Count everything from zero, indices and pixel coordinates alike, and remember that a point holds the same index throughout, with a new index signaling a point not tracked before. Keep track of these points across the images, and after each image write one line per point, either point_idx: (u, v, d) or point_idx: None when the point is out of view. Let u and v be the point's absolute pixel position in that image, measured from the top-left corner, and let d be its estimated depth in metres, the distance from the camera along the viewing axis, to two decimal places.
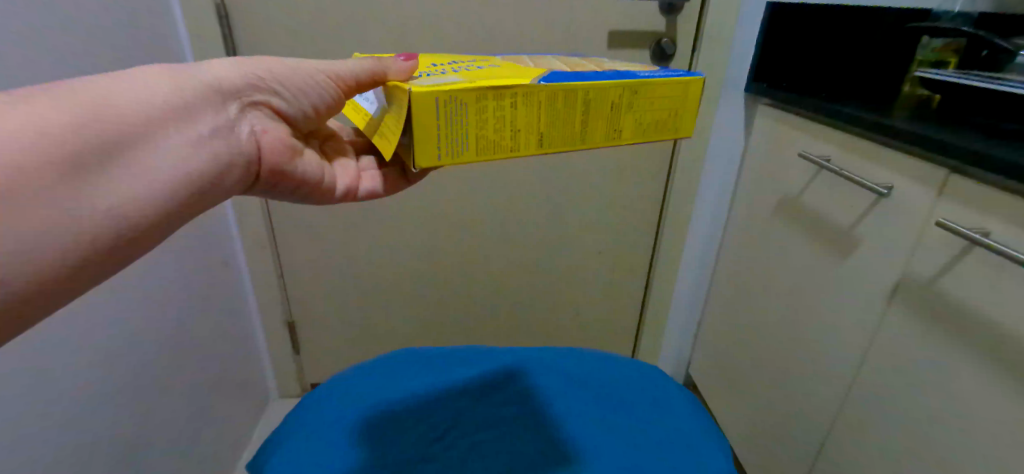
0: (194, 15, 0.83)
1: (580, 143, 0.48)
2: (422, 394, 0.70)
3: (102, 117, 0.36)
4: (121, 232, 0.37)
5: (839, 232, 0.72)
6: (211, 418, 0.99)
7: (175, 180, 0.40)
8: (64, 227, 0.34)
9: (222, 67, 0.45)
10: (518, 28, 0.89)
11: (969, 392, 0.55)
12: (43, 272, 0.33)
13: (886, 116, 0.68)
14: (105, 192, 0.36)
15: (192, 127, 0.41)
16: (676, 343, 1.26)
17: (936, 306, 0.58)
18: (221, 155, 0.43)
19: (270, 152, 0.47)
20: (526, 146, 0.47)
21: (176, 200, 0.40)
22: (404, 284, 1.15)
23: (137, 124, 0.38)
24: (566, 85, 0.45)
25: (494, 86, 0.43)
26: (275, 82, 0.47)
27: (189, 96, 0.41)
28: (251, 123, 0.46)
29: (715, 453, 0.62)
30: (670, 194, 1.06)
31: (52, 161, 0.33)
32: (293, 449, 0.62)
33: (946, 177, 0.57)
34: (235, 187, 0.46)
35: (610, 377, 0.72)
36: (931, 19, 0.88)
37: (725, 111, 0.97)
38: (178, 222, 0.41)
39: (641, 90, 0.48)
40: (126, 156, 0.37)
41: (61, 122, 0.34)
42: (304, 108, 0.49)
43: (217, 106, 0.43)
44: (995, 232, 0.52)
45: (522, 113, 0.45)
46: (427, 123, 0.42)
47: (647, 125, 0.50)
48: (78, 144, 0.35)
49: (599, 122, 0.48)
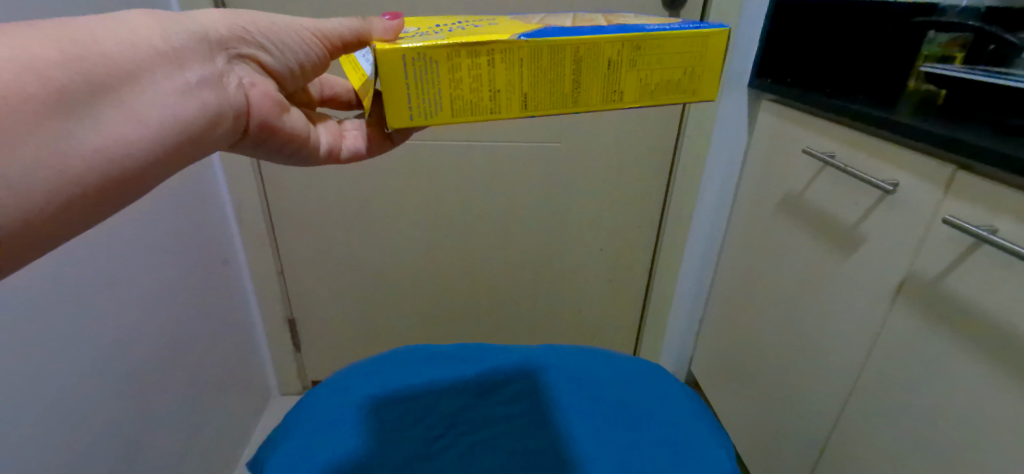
0: None
1: (574, 105, 0.48)
2: (421, 392, 0.70)
3: (87, 55, 0.35)
4: (106, 176, 0.36)
5: (844, 229, 0.72)
6: (211, 415, 0.99)
7: (163, 128, 0.38)
8: (46, 167, 0.33)
9: (211, 15, 0.43)
10: None
11: (975, 391, 0.55)
12: (22, 218, 0.32)
13: (891, 110, 0.67)
14: (91, 133, 0.35)
15: (182, 73, 0.39)
16: (679, 341, 1.25)
17: (942, 304, 0.58)
18: (211, 105, 0.42)
19: (257, 107, 0.47)
20: (508, 107, 0.47)
21: (165, 147, 0.39)
22: (405, 281, 1.15)
23: (124, 65, 0.36)
24: (551, 41, 0.45)
25: (467, 43, 0.44)
26: (262, 36, 0.46)
27: (178, 42, 0.40)
28: (239, 75, 0.45)
29: (717, 452, 0.61)
30: (671, 191, 1.05)
31: (33, 98, 0.32)
32: (293, 450, 0.62)
33: (953, 174, 0.56)
34: (222, 139, 0.45)
35: (610, 374, 0.72)
36: (937, 14, 0.87)
37: (728, 107, 0.96)
38: (166, 171, 0.40)
39: (644, 46, 0.46)
40: (113, 98, 0.36)
41: (43, 57, 0.33)
42: (290, 64, 0.48)
43: (207, 54, 0.42)
44: (1003, 230, 0.51)
45: (501, 71, 0.45)
46: (394, 81, 0.44)
47: (654, 85, 0.48)
48: (63, 83, 0.33)
49: (595, 81, 0.47)
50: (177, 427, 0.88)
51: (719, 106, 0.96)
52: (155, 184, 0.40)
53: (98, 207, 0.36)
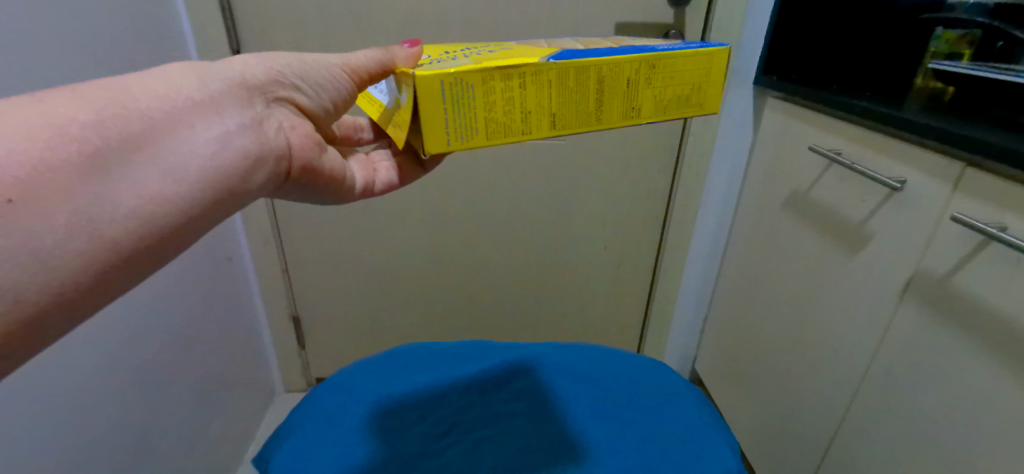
0: (203, 13, 0.86)
1: (597, 123, 0.48)
2: (426, 389, 0.70)
3: (124, 114, 0.35)
4: (143, 236, 0.35)
5: (851, 227, 0.71)
6: (217, 412, 0.99)
7: (204, 178, 0.38)
8: (80, 234, 0.32)
9: (245, 61, 0.43)
10: (523, 24, 0.90)
11: (983, 390, 0.54)
12: (48, 293, 0.32)
13: (899, 107, 0.67)
14: (128, 190, 0.34)
15: (219, 120, 0.39)
16: (683, 339, 1.25)
17: (950, 301, 0.57)
18: (252, 151, 0.41)
19: (299, 149, 0.46)
20: (538, 128, 0.47)
21: (203, 197, 0.38)
22: (410, 278, 1.15)
23: (160, 118, 0.36)
24: (577, 62, 0.45)
25: (501, 67, 0.43)
26: (296, 76, 0.46)
27: (212, 90, 0.40)
28: (280, 120, 0.44)
29: (725, 454, 0.60)
30: (676, 189, 1.05)
31: (67, 159, 0.32)
32: (298, 446, 0.62)
33: (962, 172, 0.56)
34: (267, 185, 0.44)
35: (617, 374, 0.72)
36: (945, 10, 0.86)
37: (733, 104, 0.96)
38: (206, 223, 0.39)
39: (659, 64, 0.47)
40: (149, 151, 0.35)
41: (77, 119, 0.33)
42: (324, 102, 0.49)
43: (244, 99, 0.41)
44: (1012, 227, 0.51)
45: (532, 93, 0.45)
46: (433, 108, 0.43)
47: (666, 102, 0.49)
48: (97, 142, 0.33)
49: (615, 100, 0.48)
50: (183, 425, 0.88)
51: (725, 103, 0.96)
52: (195, 237, 0.39)
53: (132, 271, 0.36)
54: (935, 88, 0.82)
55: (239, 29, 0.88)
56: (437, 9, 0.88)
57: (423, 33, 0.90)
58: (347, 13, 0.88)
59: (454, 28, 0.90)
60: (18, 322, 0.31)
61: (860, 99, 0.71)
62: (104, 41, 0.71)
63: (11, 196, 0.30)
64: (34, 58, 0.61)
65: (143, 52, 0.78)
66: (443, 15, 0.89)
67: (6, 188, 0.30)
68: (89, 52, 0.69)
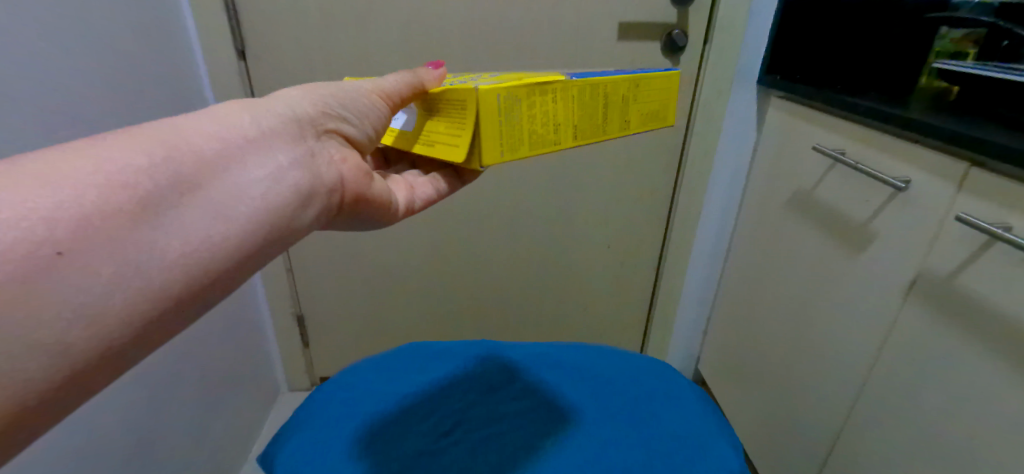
0: (208, 13, 0.86)
1: (603, 134, 0.51)
2: (430, 387, 0.71)
3: (178, 156, 0.36)
4: (193, 280, 0.35)
5: (855, 228, 0.71)
6: (222, 411, 1.00)
7: (256, 217, 0.38)
8: (128, 284, 0.32)
9: (291, 96, 0.44)
10: (526, 23, 0.90)
11: (986, 390, 0.54)
12: (97, 345, 0.32)
13: (902, 107, 0.67)
14: (182, 231, 0.35)
15: (271, 158, 0.40)
16: (686, 338, 1.25)
17: (954, 302, 0.57)
18: (303, 186, 0.41)
19: (347, 180, 0.46)
20: (566, 139, 0.49)
21: (255, 235, 0.38)
22: (413, 278, 1.15)
23: (212, 159, 0.37)
24: (593, 79, 0.49)
25: (539, 83, 0.46)
26: (340, 107, 0.46)
27: (263, 128, 0.40)
28: (329, 153, 0.45)
29: (727, 453, 0.61)
30: (679, 189, 1.05)
31: (120, 205, 0.33)
32: (303, 443, 0.62)
33: (966, 171, 0.56)
34: (317, 219, 0.44)
35: (621, 372, 0.72)
36: (950, 9, 0.86)
37: (736, 104, 0.96)
38: (257, 261, 0.39)
39: (645, 82, 0.52)
40: (202, 192, 0.36)
41: (133, 164, 0.34)
42: (369, 131, 0.49)
43: (296, 134, 0.42)
44: (1016, 227, 0.51)
45: (561, 107, 0.48)
46: (491, 120, 0.45)
47: (651, 115, 0.54)
48: (151, 187, 0.34)
49: (615, 114, 0.51)
50: (188, 424, 0.89)
51: (729, 103, 0.96)
52: (246, 275, 0.39)
53: (178, 318, 0.35)
54: (938, 88, 0.82)
55: (243, 29, 0.88)
56: (440, 9, 0.88)
57: (427, 32, 0.90)
58: (350, 12, 0.88)
59: (457, 27, 0.90)
60: (67, 376, 0.31)
61: (865, 98, 0.71)
62: (113, 41, 0.71)
63: (62, 248, 0.30)
64: (42, 57, 0.60)
65: (148, 52, 0.78)
66: (446, 14, 0.89)
67: (59, 240, 0.30)
68: (98, 52, 0.68)
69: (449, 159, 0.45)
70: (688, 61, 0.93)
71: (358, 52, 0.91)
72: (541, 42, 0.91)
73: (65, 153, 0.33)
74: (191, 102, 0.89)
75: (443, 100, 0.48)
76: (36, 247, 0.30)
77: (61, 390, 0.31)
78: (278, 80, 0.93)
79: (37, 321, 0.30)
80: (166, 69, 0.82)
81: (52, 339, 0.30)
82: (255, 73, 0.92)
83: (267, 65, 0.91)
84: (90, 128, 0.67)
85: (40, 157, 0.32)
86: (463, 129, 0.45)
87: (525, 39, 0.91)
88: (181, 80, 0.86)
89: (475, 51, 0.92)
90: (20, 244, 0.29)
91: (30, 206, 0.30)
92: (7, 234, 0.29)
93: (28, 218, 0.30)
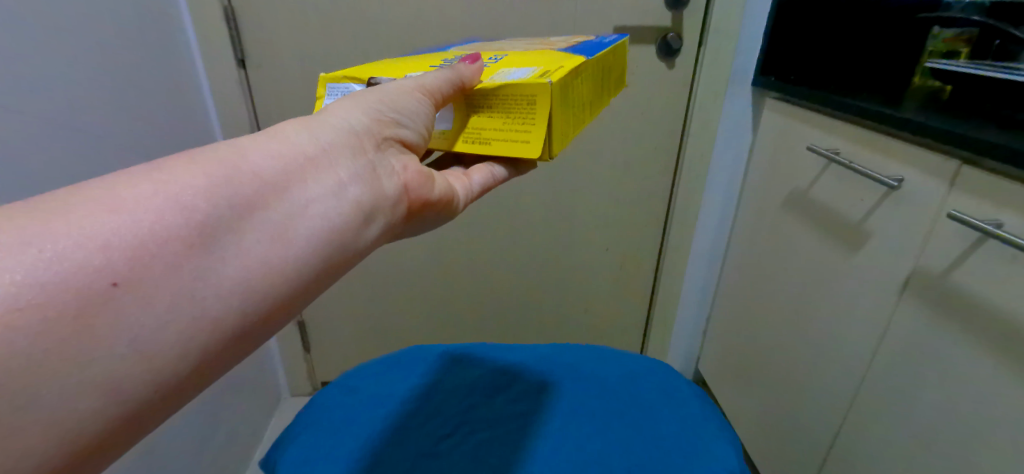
0: (207, 22, 0.88)
1: (599, 107, 0.56)
2: (439, 390, 0.71)
3: (234, 177, 0.36)
4: (248, 307, 0.35)
5: (850, 226, 0.72)
6: (224, 416, 1.00)
7: (315, 237, 0.38)
8: (181, 316, 0.32)
9: (346, 107, 0.43)
10: (522, 28, 0.91)
11: (980, 385, 0.55)
12: (146, 388, 0.31)
13: (896, 107, 0.68)
14: (241, 254, 0.35)
15: (331, 174, 0.39)
16: (686, 339, 1.25)
17: (948, 299, 0.58)
18: (365, 201, 0.40)
19: (409, 190, 0.45)
20: (586, 116, 0.53)
21: (316, 256, 0.38)
22: (412, 281, 1.15)
23: (269, 180, 0.37)
24: (598, 56, 0.53)
25: (578, 66, 0.48)
26: (395, 112, 0.44)
27: (319, 145, 0.40)
28: (390, 164, 0.44)
29: (727, 451, 0.61)
30: (676, 190, 1.05)
31: (178, 230, 0.33)
32: (309, 447, 0.63)
33: (958, 169, 0.57)
34: (382, 233, 0.43)
35: (627, 373, 0.72)
36: (942, 9, 0.87)
37: (731, 105, 0.97)
38: (318, 283, 0.39)
39: (615, 52, 0.59)
40: (260, 214, 0.36)
41: (191, 189, 0.34)
42: (424, 132, 0.47)
43: (355, 148, 0.41)
44: (1008, 223, 0.51)
45: (586, 87, 0.51)
46: (556, 112, 0.45)
47: (614, 81, 0.61)
48: (207, 210, 0.34)
49: (604, 87, 0.57)
50: (191, 429, 0.89)
51: (724, 104, 0.96)
52: (310, 298, 0.39)
53: (232, 350, 0.35)
54: (932, 87, 0.82)
55: (243, 38, 0.90)
56: (436, 14, 0.89)
57: (424, 38, 0.91)
58: (347, 20, 0.89)
59: (453, 33, 0.91)
60: (116, 419, 0.31)
61: (859, 99, 0.72)
62: (116, 48, 0.73)
63: (117, 279, 0.30)
64: (46, 64, 0.62)
65: (149, 61, 0.80)
66: (443, 18, 0.90)
67: (112, 271, 0.30)
68: (98, 58, 0.70)
69: (526, 156, 0.44)
70: (683, 63, 0.93)
71: (355, 59, 0.92)
72: None
73: (124, 178, 0.33)
74: (194, 110, 0.90)
75: (493, 95, 0.47)
76: (91, 279, 0.30)
77: (113, 432, 0.31)
78: (277, 87, 0.94)
79: (88, 359, 0.29)
80: (169, 77, 0.84)
81: (103, 380, 0.30)
82: (255, 82, 0.94)
83: (267, 73, 0.93)
84: (91, 138, 0.68)
85: (100, 184, 0.33)
86: (533, 124, 0.45)
87: None
88: (183, 87, 0.88)
89: None
90: (73, 276, 0.29)
91: (84, 234, 0.30)
92: (59, 264, 0.29)
93: (82, 247, 0.30)
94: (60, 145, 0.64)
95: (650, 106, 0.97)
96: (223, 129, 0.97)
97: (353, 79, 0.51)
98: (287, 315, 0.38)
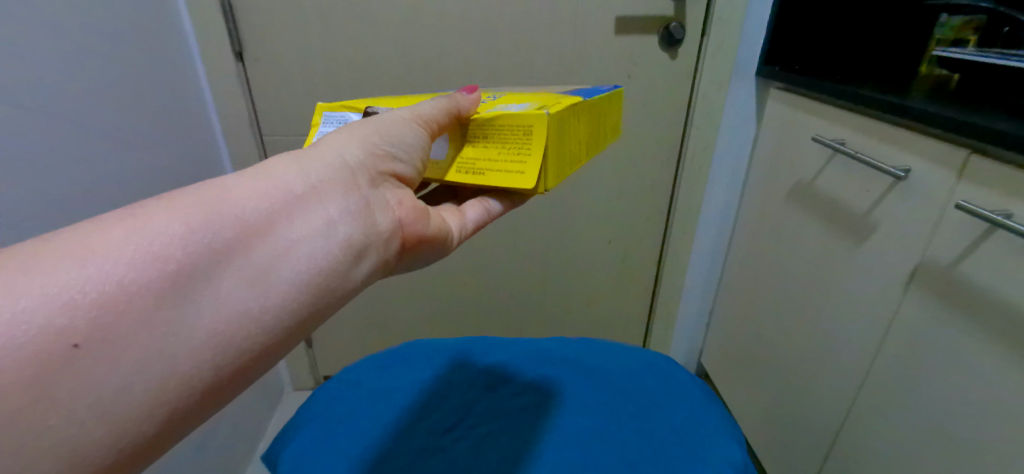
0: (202, 16, 0.86)
1: (600, 149, 0.57)
2: (436, 387, 0.70)
3: (217, 220, 0.35)
4: (224, 354, 0.34)
5: (855, 220, 0.71)
6: (227, 411, 1.00)
7: (301, 281, 0.37)
8: (148, 374, 0.31)
9: (340, 140, 0.43)
10: (523, 20, 0.90)
11: (988, 377, 0.54)
12: (123, 426, 0.31)
13: (904, 96, 0.67)
14: (219, 302, 0.34)
15: (321, 213, 0.39)
16: (688, 333, 1.25)
17: (955, 290, 0.57)
18: (356, 239, 0.40)
19: (403, 225, 0.44)
20: (585, 156, 0.53)
21: (302, 299, 0.37)
22: (413, 275, 1.15)
23: (253, 221, 0.36)
24: (598, 98, 0.54)
25: (577, 103, 0.49)
26: (390, 145, 0.44)
27: (308, 181, 0.39)
28: (385, 198, 0.43)
29: (730, 445, 0.60)
30: (680, 182, 1.04)
31: (150, 281, 0.32)
32: (307, 444, 0.62)
33: (967, 158, 0.56)
34: (375, 271, 0.42)
35: (628, 368, 0.72)
36: None
37: (735, 95, 0.95)
38: (304, 326, 0.38)
39: (616, 97, 0.59)
40: (241, 258, 0.35)
41: (168, 235, 0.33)
42: (418, 163, 0.46)
43: (348, 182, 0.41)
44: (1017, 214, 0.50)
45: (585, 126, 0.51)
46: (553, 144, 0.45)
47: (616, 124, 0.62)
48: (184, 258, 0.33)
49: (605, 130, 0.57)
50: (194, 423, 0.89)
51: (727, 95, 0.95)
52: (296, 338, 0.38)
53: (205, 402, 0.34)
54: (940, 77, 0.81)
55: (240, 30, 0.89)
56: (436, 6, 0.88)
57: (424, 29, 0.90)
58: (344, 9, 0.88)
59: (453, 25, 0.90)
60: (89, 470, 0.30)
61: (866, 89, 0.71)
62: (114, 44, 0.73)
63: (77, 341, 0.30)
64: (42, 54, 0.62)
65: (144, 52, 0.79)
66: (442, 10, 0.89)
67: (74, 333, 0.30)
68: (96, 52, 0.69)
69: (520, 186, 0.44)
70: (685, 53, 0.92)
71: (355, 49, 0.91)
72: (538, 38, 0.91)
73: (99, 226, 0.33)
74: (193, 109, 0.90)
75: (489, 125, 0.47)
76: (50, 343, 0.29)
77: None
78: (276, 82, 0.94)
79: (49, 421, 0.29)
80: (166, 72, 0.83)
81: (69, 435, 0.29)
82: (253, 76, 0.93)
83: (266, 65, 0.92)
84: (89, 130, 0.68)
85: (77, 229, 0.32)
86: (528, 154, 0.45)
87: (522, 36, 0.91)
88: (181, 82, 0.87)
89: (472, 50, 0.92)
90: (31, 340, 0.29)
91: (45, 293, 0.29)
92: (16, 329, 0.28)
93: (42, 306, 0.29)
94: (59, 137, 0.63)
95: (652, 100, 0.96)
96: (223, 125, 0.96)
97: (348, 108, 0.52)
98: (269, 358, 0.37)
